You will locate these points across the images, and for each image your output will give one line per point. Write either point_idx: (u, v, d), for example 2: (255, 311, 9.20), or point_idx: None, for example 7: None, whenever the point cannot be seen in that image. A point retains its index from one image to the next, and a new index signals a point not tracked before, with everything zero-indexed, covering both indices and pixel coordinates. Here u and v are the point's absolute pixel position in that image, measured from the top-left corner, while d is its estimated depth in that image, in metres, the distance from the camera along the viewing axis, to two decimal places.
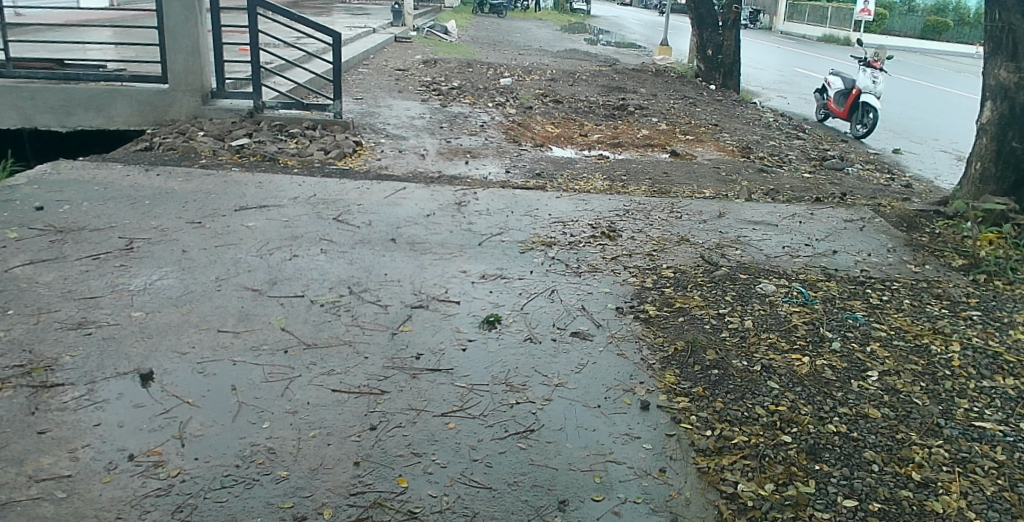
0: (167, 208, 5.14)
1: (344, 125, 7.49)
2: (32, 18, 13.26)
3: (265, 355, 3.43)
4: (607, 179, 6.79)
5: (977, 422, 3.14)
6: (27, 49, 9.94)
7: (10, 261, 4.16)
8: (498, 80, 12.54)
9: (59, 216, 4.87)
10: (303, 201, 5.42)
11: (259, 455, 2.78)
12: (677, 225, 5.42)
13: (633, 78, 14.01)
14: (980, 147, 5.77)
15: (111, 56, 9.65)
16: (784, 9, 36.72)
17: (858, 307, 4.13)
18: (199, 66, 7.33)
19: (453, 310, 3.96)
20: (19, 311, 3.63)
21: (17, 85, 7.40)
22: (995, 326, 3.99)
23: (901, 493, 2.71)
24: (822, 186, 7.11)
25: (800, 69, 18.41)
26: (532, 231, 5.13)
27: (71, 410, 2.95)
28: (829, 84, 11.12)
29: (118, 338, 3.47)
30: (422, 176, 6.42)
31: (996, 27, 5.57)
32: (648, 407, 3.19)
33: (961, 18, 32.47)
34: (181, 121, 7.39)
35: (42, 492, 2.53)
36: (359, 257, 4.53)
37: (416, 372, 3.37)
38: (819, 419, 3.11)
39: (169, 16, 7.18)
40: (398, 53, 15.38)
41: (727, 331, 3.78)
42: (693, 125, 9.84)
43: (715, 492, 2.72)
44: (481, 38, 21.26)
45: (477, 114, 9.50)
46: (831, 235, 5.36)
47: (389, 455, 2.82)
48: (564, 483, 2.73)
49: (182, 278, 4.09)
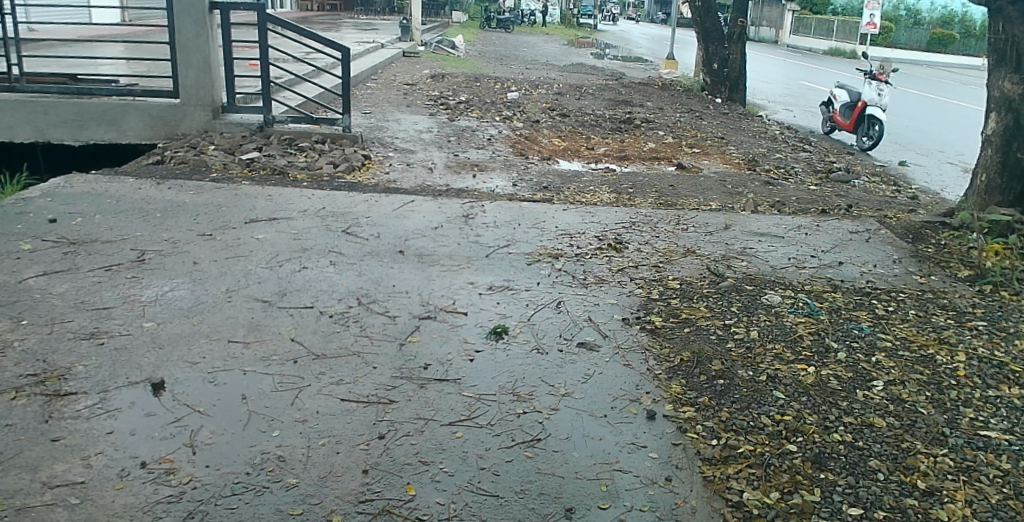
0: (179, 220, 5.20)
1: (353, 139, 7.59)
2: (45, 35, 13.49)
3: (274, 365, 3.47)
4: (614, 191, 6.84)
5: (982, 431, 3.15)
6: (41, 64, 10.13)
7: (25, 272, 4.22)
8: (505, 94, 12.64)
9: (72, 228, 4.94)
10: (313, 214, 5.48)
11: (269, 463, 2.81)
12: (682, 237, 5.45)
13: (640, 92, 14.09)
14: (985, 157, 5.80)
15: (123, 71, 9.78)
16: (790, 23, 36.81)
17: (863, 318, 4.14)
18: (210, 80, 7.42)
19: (461, 320, 4.00)
20: (33, 321, 3.68)
21: (30, 100, 7.50)
22: (1001, 336, 4.00)
23: (907, 501, 2.72)
24: (828, 198, 7.13)
25: (808, 82, 18.48)
26: (540, 243, 5.17)
27: (84, 418, 2.99)
28: (835, 98, 11.15)
29: (129, 348, 3.51)
30: (430, 189, 6.49)
31: (999, 39, 5.58)
32: (654, 416, 3.21)
33: (966, 31, 32.60)
34: (192, 135, 7.48)
35: (56, 498, 2.57)
36: (368, 269, 4.58)
37: (424, 382, 3.40)
38: (825, 428, 3.13)
39: (180, 31, 7.30)
40: (406, 68, 15.51)
41: (733, 342, 3.80)
42: (699, 138, 9.90)
43: (721, 500, 2.73)
44: (488, 52, 21.38)
45: (485, 128, 9.58)
46: (837, 247, 5.38)
47: (398, 463, 2.85)
48: (570, 491, 2.75)
49: (193, 290, 4.15)
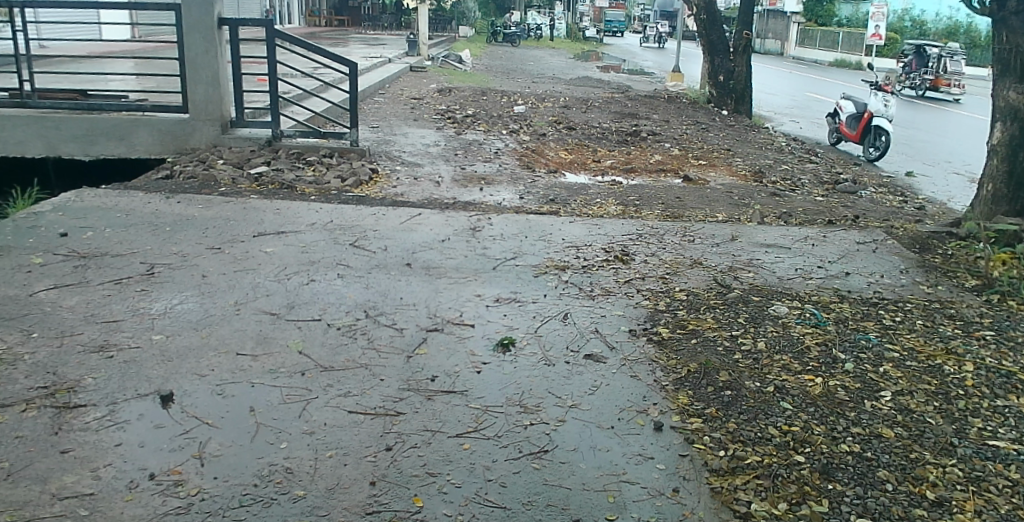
0: (188, 234, 5.24)
1: (360, 153, 7.63)
2: (57, 52, 13.67)
3: (283, 377, 3.49)
4: (620, 204, 6.85)
5: (991, 441, 3.13)
6: (50, 80, 10.27)
7: (36, 285, 4.26)
8: (512, 108, 12.68)
9: (83, 242, 4.97)
10: (320, 228, 5.51)
11: (277, 475, 2.82)
12: (690, 249, 5.45)
13: (645, 104, 14.13)
14: (991, 168, 5.79)
15: (132, 87, 9.85)
16: (795, 35, 36.85)
17: (870, 328, 4.13)
18: (219, 95, 7.48)
19: (467, 333, 4.01)
20: (44, 334, 3.71)
21: (42, 116, 7.61)
22: (1008, 347, 3.98)
23: (916, 512, 2.70)
24: (834, 209, 7.13)
25: (812, 94, 18.49)
26: (546, 255, 5.19)
27: (94, 430, 3.01)
28: (840, 109, 11.17)
29: (138, 361, 3.53)
30: (438, 202, 6.51)
31: (1003, 49, 5.58)
32: (661, 428, 3.20)
33: (974, 40, 32.38)
34: (201, 149, 7.54)
35: (66, 509, 2.58)
36: (375, 282, 4.60)
37: (431, 394, 3.41)
38: (832, 439, 3.11)
39: (190, 47, 7.38)
40: (413, 82, 15.64)
41: (740, 353, 3.79)
42: (705, 149, 9.90)
43: (729, 511, 2.72)
44: (494, 66, 21.53)
45: (491, 142, 9.61)
46: (843, 257, 5.37)
47: (405, 475, 2.86)
48: (578, 502, 2.75)
49: (202, 303, 4.17)
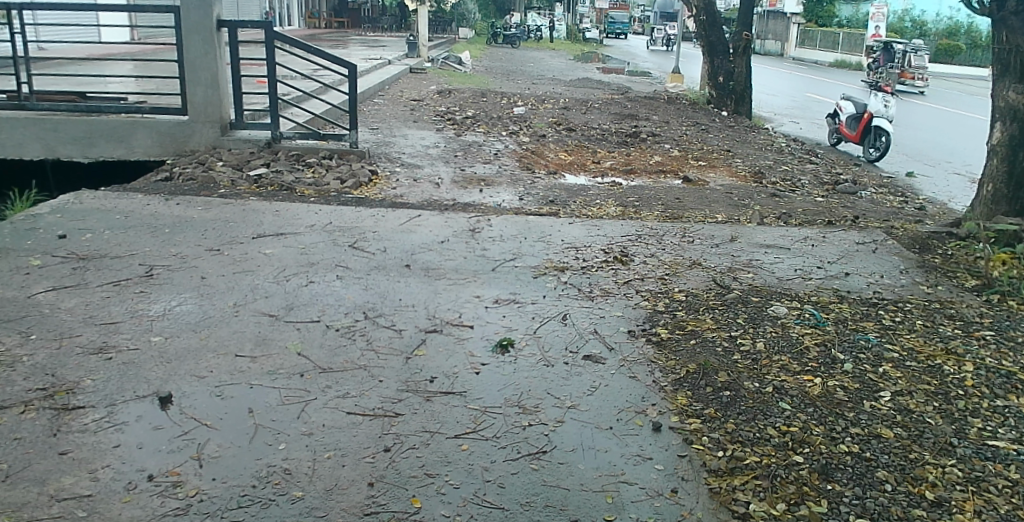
0: (187, 236, 5.24)
1: (359, 154, 7.63)
2: (57, 54, 13.68)
3: (281, 378, 3.49)
4: (620, 204, 6.85)
5: (990, 441, 3.13)
6: (50, 83, 10.28)
7: (34, 287, 4.26)
8: (511, 109, 12.69)
9: (82, 244, 4.97)
10: (319, 230, 5.50)
11: (275, 476, 2.81)
12: (689, 250, 5.44)
13: (645, 105, 14.13)
14: (991, 168, 5.79)
15: (132, 89, 9.86)
16: (795, 36, 36.85)
17: (870, 328, 4.13)
18: (218, 97, 7.48)
19: (466, 334, 4.00)
20: (42, 336, 3.71)
21: (41, 118, 7.61)
22: (1008, 347, 3.98)
23: (915, 512, 2.70)
24: (834, 209, 7.13)
25: (812, 94, 18.49)
26: (546, 257, 5.19)
27: (92, 431, 3.01)
28: (840, 109, 11.17)
29: (137, 363, 3.53)
30: (437, 204, 6.51)
31: (1003, 49, 5.57)
32: (660, 428, 3.20)
33: (973, 40, 32.34)
34: (200, 151, 7.54)
35: (63, 511, 2.58)
36: (374, 283, 4.60)
37: (430, 395, 3.41)
38: (831, 440, 3.11)
39: (189, 49, 7.38)
40: (413, 83, 15.65)
41: (739, 354, 3.79)
42: (705, 150, 9.90)
43: (728, 512, 2.72)
44: (494, 68, 21.55)
45: (491, 143, 9.61)
46: (843, 258, 5.37)
47: (403, 476, 2.85)
48: (576, 502, 2.74)
49: (201, 304, 4.17)
